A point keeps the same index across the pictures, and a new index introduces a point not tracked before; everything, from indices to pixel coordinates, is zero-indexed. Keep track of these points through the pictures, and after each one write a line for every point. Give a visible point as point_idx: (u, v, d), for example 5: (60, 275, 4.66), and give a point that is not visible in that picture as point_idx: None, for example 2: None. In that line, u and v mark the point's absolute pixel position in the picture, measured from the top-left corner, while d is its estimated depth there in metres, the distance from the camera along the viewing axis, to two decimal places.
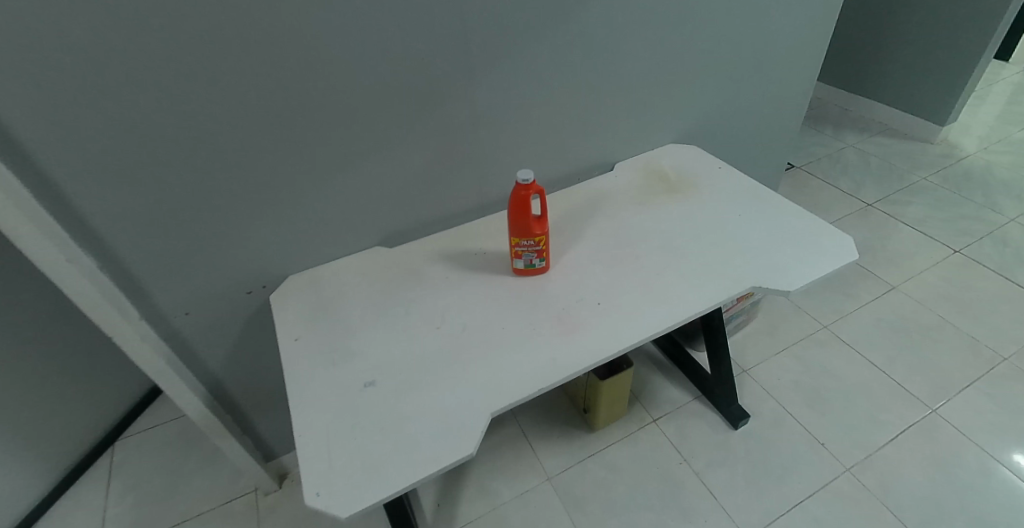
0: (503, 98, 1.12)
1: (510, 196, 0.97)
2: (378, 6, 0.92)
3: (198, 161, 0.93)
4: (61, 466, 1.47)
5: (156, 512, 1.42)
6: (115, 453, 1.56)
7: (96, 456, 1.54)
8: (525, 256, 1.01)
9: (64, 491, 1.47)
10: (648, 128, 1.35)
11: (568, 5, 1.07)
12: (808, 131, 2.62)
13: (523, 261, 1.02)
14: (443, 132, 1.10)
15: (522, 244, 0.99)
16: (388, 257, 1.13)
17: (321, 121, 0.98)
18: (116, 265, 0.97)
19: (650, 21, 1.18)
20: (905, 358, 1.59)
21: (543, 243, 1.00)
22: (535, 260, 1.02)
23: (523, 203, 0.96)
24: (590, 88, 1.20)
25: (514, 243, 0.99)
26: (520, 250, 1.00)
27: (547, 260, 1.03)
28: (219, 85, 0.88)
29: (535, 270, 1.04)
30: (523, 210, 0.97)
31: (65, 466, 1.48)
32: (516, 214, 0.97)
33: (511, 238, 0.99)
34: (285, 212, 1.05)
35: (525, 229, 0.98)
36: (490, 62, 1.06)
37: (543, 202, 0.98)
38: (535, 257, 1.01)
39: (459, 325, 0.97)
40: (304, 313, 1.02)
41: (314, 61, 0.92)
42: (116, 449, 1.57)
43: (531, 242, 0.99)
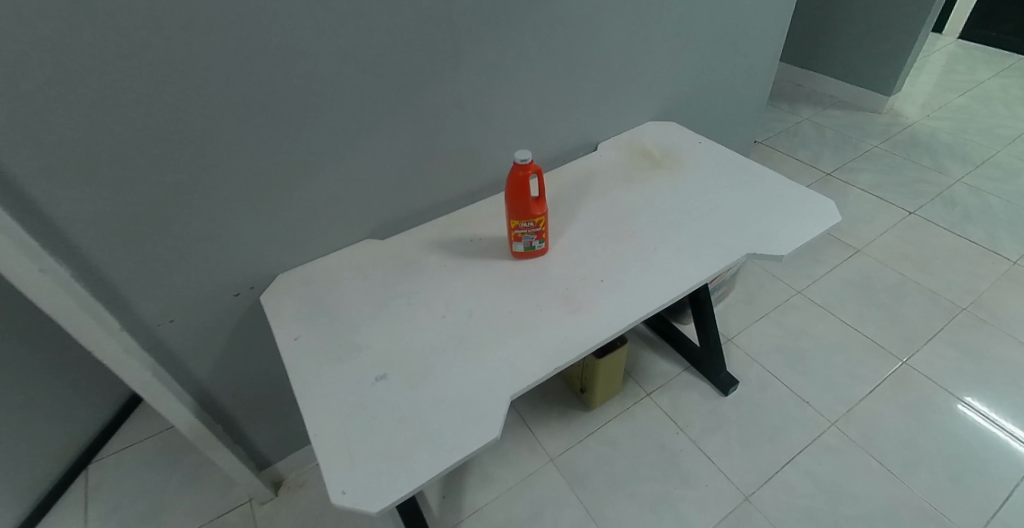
0: (488, 80, 1.10)
1: (508, 178, 0.96)
2: None
3: (178, 158, 0.88)
4: (33, 495, 1.38)
5: None
6: (91, 476, 1.47)
7: (70, 481, 1.46)
8: (525, 239, 1.01)
9: (39, 520, 1.38)
10: (627, 106, 1.36)
11: None
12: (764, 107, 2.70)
13: (522, 245, 1.02)
14: (430, 116, 1.07)
15: (522, 227, 0.99)
16: (381, 249, 1.10)
17: (306, 111, 0.95)
18: (93, 274, 0.90)
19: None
20: (875, 316, 1.67)
21: (542, 225, 0.99)
22: (536, 243, 1.02)
23: (521, 184, 0.95)
24: (572, 67, 1.20)
25: (513, 225, 0.99)
26: (520, 233, 1.00)
27: (546, 242, 1.03)
28: (197, 75, 0.83)
29: (535, 252, 1.03)
30: (522, 192, 0.96)
31: (37, 494, 1.39)
32: (514, 196, 0.96)
33: (510, 221, 0.99)
34: (272, 209, 1.01)
35: (524, 210, 0.97)
36: (475, 44, 1.04)
37: (541, 182, 0.97)
38: (535, 239, 1.01)
39: (465, 311, 0.95)
40: (302, 311, 0.98)
41: (297, 47, 0.88)
42: (92, 472, 1.48)
43: (531, 223, 0.98)
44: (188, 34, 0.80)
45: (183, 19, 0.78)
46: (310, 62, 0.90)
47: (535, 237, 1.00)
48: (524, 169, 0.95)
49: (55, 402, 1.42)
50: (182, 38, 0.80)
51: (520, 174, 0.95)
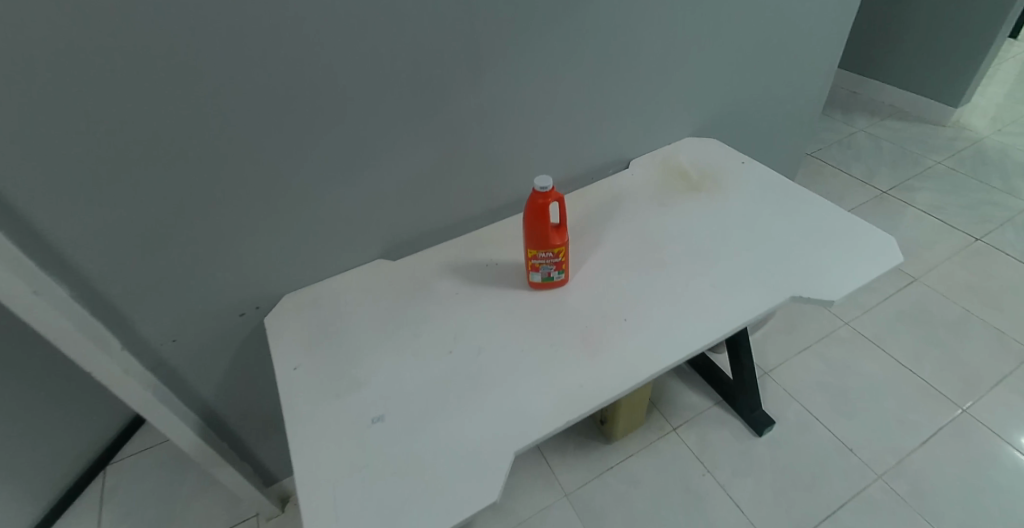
0: (512, 95, 1.02)
1: (526, 204, 0.88)
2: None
3: (178, 175, 0.84)
4: (50, 494, 1.39)
5: None
6: (108, 477, 1.48)
7: (88, 482, 1.46)
8: (543, 269, 0.93)
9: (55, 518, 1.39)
10: (665, 121, 1.26)
11: None
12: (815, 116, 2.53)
13: (540, 275, 0.94)
14: (447, 132, 1.00)
15: (541, 257, 0.91)
16: (392, 271, 1.04)
17: (314, 128, 0.89)
18: (92, 293, 0.87)
19: (668, 6, 1.08)
20: (932, 355, 1.52)
21: (562, 255, 0.91)
22: (555, 273, 0.94)
23: (541, 212, 0.87)
24: (604, 80, 1.10)
25: (530, 255, 0.91)
26: (538, 262, 0.92)
27: (566, 272, 0.95)
28: (196, 91, 0.78)
29: (553, 283, 0.95)
30: (541, 220, 0.88)
31: (54, 494, 1.40)
32: (533, 224, 0.88)
33: (527, 250, 0.91)
34: (277, 228, 0.96)
35: (542, 239, 0.89)
36: (497, 56, 0.96)
37: (562, 209, 0.88)
38: (553, 271, 0.93)
39: (474, 348, 0.88)
40: (303, 337, 0.93)
41: (303, 62, 0.82)
42: (109, 473, 1.49)
43: (550, 253, 0.90)
44: (185, 47, 0.74)
45: (179, 32, 0.73)
46: (318, 76, 0.84)
47: (554, 267, 0.92)
48: (544, 196, 0.86)
49: (74, 404, 1.43)
50: (179, 51, 0.74)
51: (539, 202, 0.87)
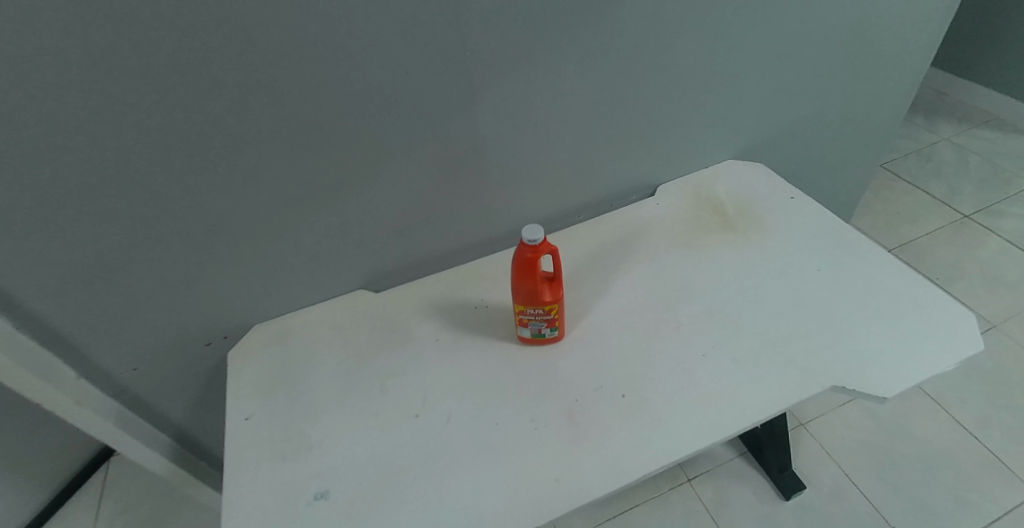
0: (515, 115, 0.87)
1: (514, 255, 0.76)
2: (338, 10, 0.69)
3: (123, 200, 0.75)
4: (52, 482, 1.39)
5: None
6: (110, 469, 1.47)
7: (90, 472, 1.46)
8: (533, 328, 0.80)
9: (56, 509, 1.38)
10: (707, 144, 1.07)
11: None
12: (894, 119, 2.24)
13: (530, 332, 0.81)
14: (436, 157, 0.87)
15: (530, 313, 0.78)
16: (370, 307, 0.93)
17: (275, 152, 0.78)
18: (39, 321, 0.81)
19: (715, 13, 0.88)
20: (1004, 423, 1.31)
21: (555, 312, 0.78)
22: (547, 332, 0.80)
23: (529, 262, 0.74)
24: (631, 100, 0.93)
25: (518, 309, 0.78)
26: (526, 319, 0.79)
27: (560, 329, 0.81)
28: (132, 109, 0.69)
29: (546, 340, 0.82)
30: (529, 274, 0.75)
31: (56, 483, 1.40)
32: (519, 276, 0.76)
33: (515, 304, 0.78)
34: (241, 256, 0.87)
35: (530, 294, 0.76)
36: (496, 73, 0.82)
37: (556, 261, 0.75)
38: (545, 330, 0.80)
39: (442, 416, 0.77)
40: (263, 382, 0.84)
41: (257, 81, 0.71)
42: (111, 464, 1.48)
43: (540, 310, 0.77)
44: (112, 61, 0.65)
45: (104, 44, 0.63)
46: (276, 95, 0.74)
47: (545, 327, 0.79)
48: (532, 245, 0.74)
49: None
50: (108, 70, 0.65)
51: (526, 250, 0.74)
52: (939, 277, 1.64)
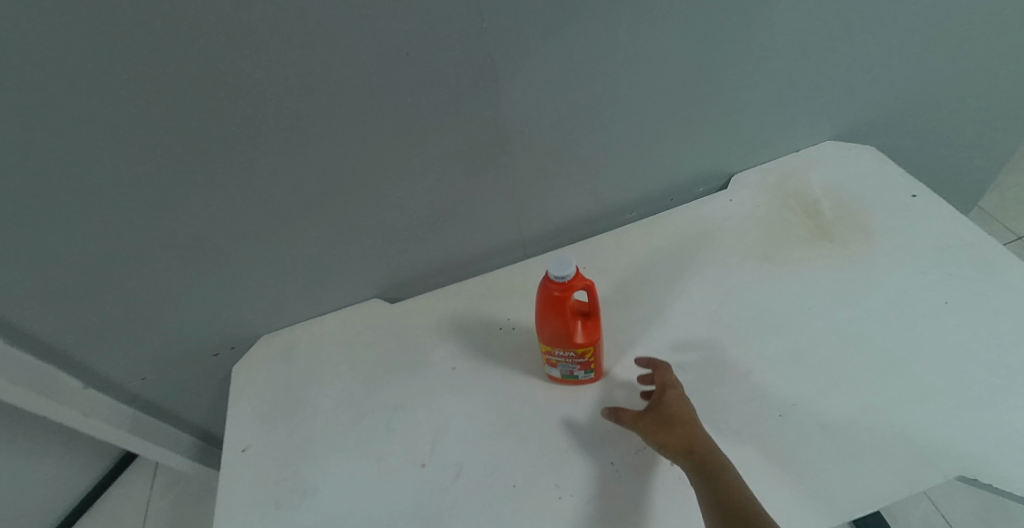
0: (549, 103, 0.70)
1: (539, 287, 0.61)
2: None
3: (96, 215, 0.66)
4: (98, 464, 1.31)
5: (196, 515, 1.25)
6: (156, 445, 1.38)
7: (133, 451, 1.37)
8: (563, 369, 0.66)
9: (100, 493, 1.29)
10: (801, 127, 0.85)
11: None
12: None
13: (560, 372, 0.67)
14: (454, 155, 0.72)
15: (558, 354, 0.64)
16: (385, 322, 0.82)
17: (261, 156, 0.66)
18: (32, 340, 0.75)
19: None
20: None
21: (590, 354, 0.64)
22: (579, 374, 0.67)
23: (556, 301, 0.60)
24: (699, 79, 0.73)
25: (544, 349, 0.65)
26: (554, 359, 0.65)
27: (597, 370, 0.67)
28: (85, 116, 0.58)
29: (579, 380, 0.69)
30: (557, 314, 0.60)
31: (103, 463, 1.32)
32: (545, 315, 0.61)
33: (541, 342, 0.65)
34: (238, 268, 0.77)
35: (558, 336, 0.62)
36: (523, 54, 0.65)
37: (592, 296, 0.60)
38: (577, 371, 0.66)
39: (451, 469, 0.66)
40: (266, 405, 0.76)
41: (226, 77, 0.58)
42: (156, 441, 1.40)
43: (570, 352, 0.63)
44: (50, 61, 0.53)
45: (34, 40, 0.52)
46: (253, 92, 0.60)
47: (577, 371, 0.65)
48: (561, 282, 0.58)
49: None
50: (46, 73, 0.54)
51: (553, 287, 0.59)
52: None
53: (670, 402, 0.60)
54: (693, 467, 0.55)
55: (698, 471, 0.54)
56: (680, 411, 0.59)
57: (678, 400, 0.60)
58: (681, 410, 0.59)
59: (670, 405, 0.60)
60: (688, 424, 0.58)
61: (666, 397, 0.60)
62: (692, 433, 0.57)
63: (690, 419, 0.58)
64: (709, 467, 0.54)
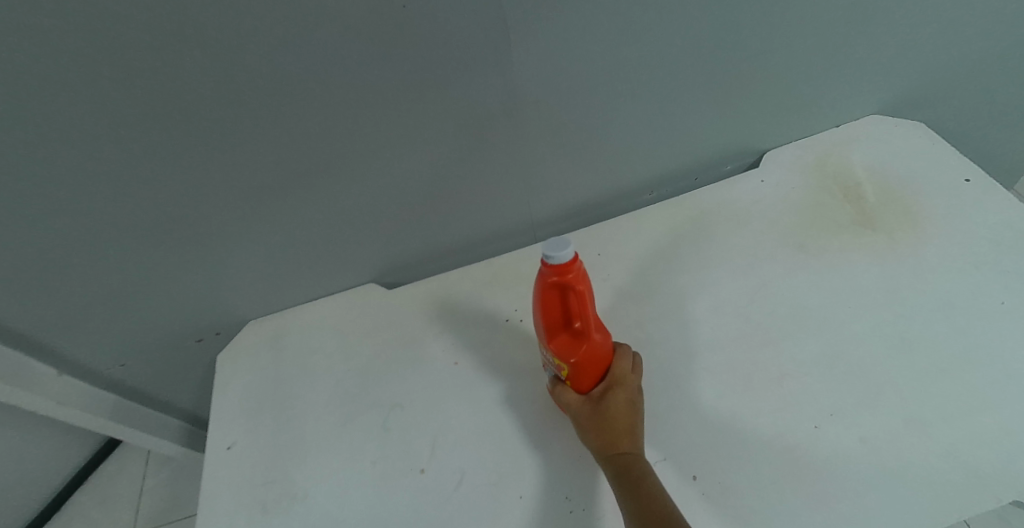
0: (563, 72, 0.62)
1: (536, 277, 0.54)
2: None
3: (53, 194, 0.59)
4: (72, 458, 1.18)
5: (181, 465, 1.11)
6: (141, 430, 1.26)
7: None
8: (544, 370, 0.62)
9: (85, 483, 1.10)
10: (840, 102, 0.76)
11: None
12: None
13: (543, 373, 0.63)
14: (456, 129, 0.64)
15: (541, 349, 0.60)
16: (380, 310, 0.76)
17: (237, 131, 0.58)
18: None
19: None
20: None
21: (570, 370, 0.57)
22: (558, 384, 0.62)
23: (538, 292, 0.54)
24: (730, 47, 0.65)
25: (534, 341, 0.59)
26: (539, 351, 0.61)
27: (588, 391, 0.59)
28: (30, 80, 0.50)
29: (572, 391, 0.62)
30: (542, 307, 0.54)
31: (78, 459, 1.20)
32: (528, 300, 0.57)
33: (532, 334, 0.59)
34: (219, 253, 0.70)
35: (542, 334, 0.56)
36: (535, 16, 0.56)
37: (580, 302, 0.53)
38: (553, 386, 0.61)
39: (452, 476, 0.61)
40: (253, 399, 0.71)
41: (193, 42, 0.50)
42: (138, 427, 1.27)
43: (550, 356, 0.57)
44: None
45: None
46: (223, 58, 0.52)
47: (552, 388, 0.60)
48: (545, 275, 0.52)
49: None
50: None
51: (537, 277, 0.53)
52: None
53: (612, 399, 0.56)
54: (613, 472, 0.53)
55: (619, 481, 0.52)
56: (619, 412, 0.55)
57: (622, 398, 0.56)
58: (621, 408, 0.55)
59: (610, 405, 0.56)
60: (622, 429, 0.54)
61: (609, 393, 0.56)
62: (622, 441, 0.54)
63: (626, 427, 0.54)
64: (630, 481, 0.51)
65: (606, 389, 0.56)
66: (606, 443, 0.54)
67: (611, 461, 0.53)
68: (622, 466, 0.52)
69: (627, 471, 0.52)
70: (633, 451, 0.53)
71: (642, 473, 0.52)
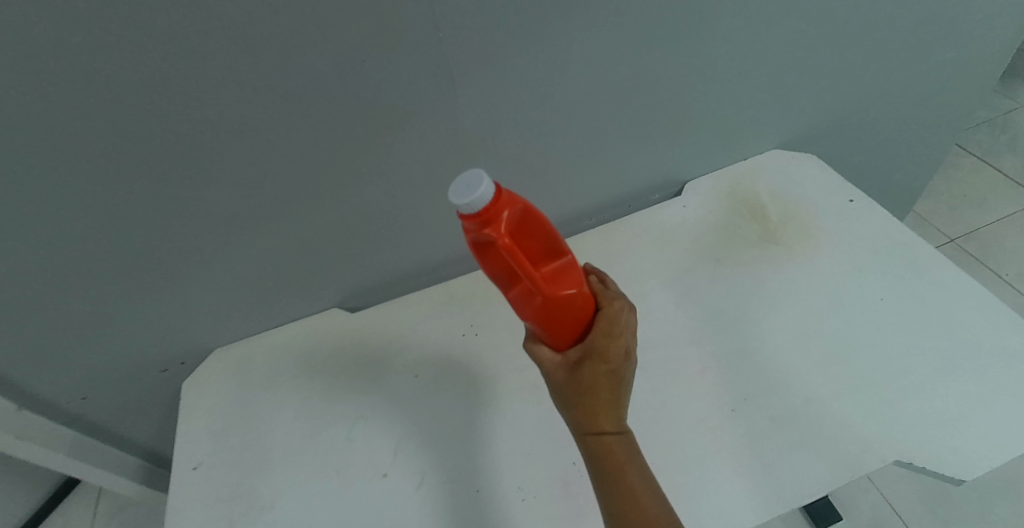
0: (504, 114, 0.71)
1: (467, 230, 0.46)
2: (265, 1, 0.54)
3: (32, 224, 0.63)
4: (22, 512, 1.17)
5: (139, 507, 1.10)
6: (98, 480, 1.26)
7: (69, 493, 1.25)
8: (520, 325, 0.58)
9: None
10: (744, 139, 0.89)
11: None
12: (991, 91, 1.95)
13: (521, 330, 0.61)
14: (411, 163, 0.72)
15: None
16: (343, 332, 0.81)
17: (210, 167, 0.65)
18: None
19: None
20: None
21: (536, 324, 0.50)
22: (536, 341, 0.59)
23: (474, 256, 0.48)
24: (647, 94, 0.76)
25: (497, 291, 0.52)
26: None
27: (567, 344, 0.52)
28: (20, 118, 0.55)
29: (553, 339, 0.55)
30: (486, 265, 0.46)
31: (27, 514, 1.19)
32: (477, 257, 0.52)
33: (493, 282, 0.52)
34: (187, 282, 0.75)
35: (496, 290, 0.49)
36: (477, 67, 0.66)
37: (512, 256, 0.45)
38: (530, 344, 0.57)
39: (413, 477, 0.65)
40: (219, 419, 0.74)
41: (175, 90, 0.57)
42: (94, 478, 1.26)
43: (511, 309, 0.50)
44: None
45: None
46: (201, 103, 0.59)
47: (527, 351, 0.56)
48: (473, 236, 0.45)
49: None
50: None
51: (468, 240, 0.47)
52: (1008, 273, 1.47)
53: (589, 371, 0.49)
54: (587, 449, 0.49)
55: (593, 460, 0.49)
56: (598, 386, 0.49)
57: (602, 369, 0.49)
58: (600, 382, 0.49)
59: (586, 377, 0.49)
60: (602, 407, 0.49)
61: (586, 362, 0.49)
62: (602, 419, 0.49)
63: (605, 403, 0.49)
64: (606, 464, 0.48)
65: (583, 357, 0.50)
66: (583, 421, 0.49)
67: (588, 439, 0.49)
68: (598, 448, 0.49)
69: (604, 453, 0.49)
70: (613, 430, 0.49)
71: (621, 454, 0.49)
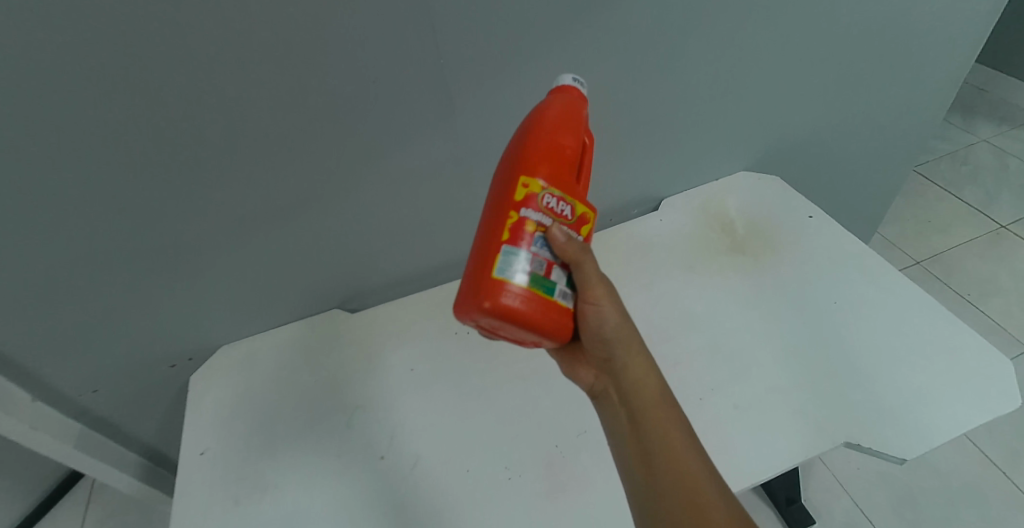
0: (500, 133, 0.79)
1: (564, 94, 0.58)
2: (293, 30, 0.61)
3: (64, 224, 0.68)
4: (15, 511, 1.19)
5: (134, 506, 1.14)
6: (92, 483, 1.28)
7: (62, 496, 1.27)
8: (558, 245, 0.51)
9: None
10: (716, 160, 0.98)
11: (594, 11, 0.71)
12: (950, 124, 2.09)
13: (539, 266, 0.50)
14: (414, 174, 0.79)
15: (552, 202, 0.51)
16: (344, 329, 0.87)
17: (232, 176, 0.71)
18: None
19: (725, 27, 0.80)
20: None
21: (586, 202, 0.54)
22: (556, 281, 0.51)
23: (570, 114, 0.56)
24: (629, 118, 0.85)
25: (552, 151, 0.53)
26: (548, 215, 0.51)
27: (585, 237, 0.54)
28: (62, 126, 0.61)
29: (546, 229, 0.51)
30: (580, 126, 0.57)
31: (20, 514, 1.21)
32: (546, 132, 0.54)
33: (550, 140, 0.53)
34: (203, 282, 0.80)
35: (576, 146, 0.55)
36: (477, 91, 0.73)
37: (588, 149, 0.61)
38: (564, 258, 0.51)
39: (409, 459, 0.71)
40: (225, 409, 0.79)
41: (207, 107, 0.64)
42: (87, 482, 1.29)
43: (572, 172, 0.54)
44: (23, 74, 0.56)
45: (4, 49, 0.54)
46: (228, 118, 0.66)
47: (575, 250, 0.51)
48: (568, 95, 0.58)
49: None
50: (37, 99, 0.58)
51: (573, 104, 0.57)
52: (970, 293, 1.56)
53: None
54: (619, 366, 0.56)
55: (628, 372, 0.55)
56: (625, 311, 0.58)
57: None
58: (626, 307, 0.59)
59: None
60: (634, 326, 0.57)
61: None
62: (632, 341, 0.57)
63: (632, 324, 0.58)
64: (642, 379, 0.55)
65: None
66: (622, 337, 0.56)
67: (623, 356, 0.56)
68: (630, 385, 0.55)
69: (635, 390, 0.55)
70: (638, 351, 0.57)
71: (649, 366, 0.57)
